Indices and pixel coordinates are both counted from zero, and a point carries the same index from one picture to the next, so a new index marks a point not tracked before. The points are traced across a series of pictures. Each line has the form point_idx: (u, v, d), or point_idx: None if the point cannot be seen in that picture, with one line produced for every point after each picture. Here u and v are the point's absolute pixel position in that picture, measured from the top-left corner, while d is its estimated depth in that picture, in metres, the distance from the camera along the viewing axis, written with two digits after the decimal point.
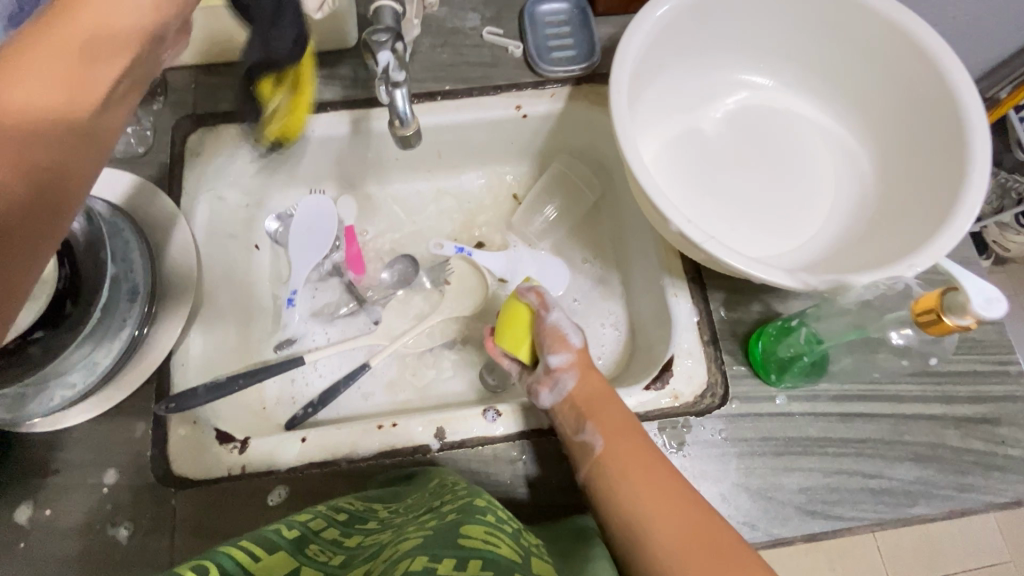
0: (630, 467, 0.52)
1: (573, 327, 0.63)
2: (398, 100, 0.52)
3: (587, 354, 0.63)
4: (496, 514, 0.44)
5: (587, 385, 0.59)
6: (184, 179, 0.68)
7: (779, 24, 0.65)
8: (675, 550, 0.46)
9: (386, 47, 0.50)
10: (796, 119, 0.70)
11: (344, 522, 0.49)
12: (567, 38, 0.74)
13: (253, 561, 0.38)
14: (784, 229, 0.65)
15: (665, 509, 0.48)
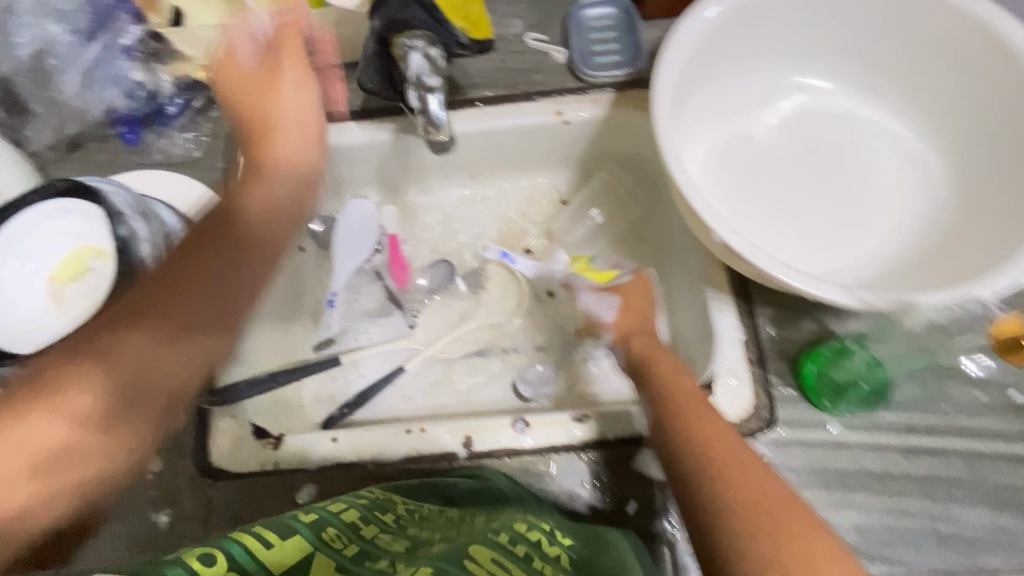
0: (710, 437, 0.48)
1: (606, 299, 0.69)
2: (431, 105, 0.52)
3: (630, 310, 0.67)
4: (513, 533, 0.42)
5: (647, 355, 0.60)
6: (237, 183, 0.72)
7: (842, 24, 0.61)
8: (759, 535, 0.41)
9: (419, 51, 0.51)
10: (861, 125, 0.65)
11: (368, 508, 0.47)
12: (613, 43, 0.73)
13: (265, 548, 0.37)
14: (842, 243, 0.60)
15: (750, 498, 0.43)
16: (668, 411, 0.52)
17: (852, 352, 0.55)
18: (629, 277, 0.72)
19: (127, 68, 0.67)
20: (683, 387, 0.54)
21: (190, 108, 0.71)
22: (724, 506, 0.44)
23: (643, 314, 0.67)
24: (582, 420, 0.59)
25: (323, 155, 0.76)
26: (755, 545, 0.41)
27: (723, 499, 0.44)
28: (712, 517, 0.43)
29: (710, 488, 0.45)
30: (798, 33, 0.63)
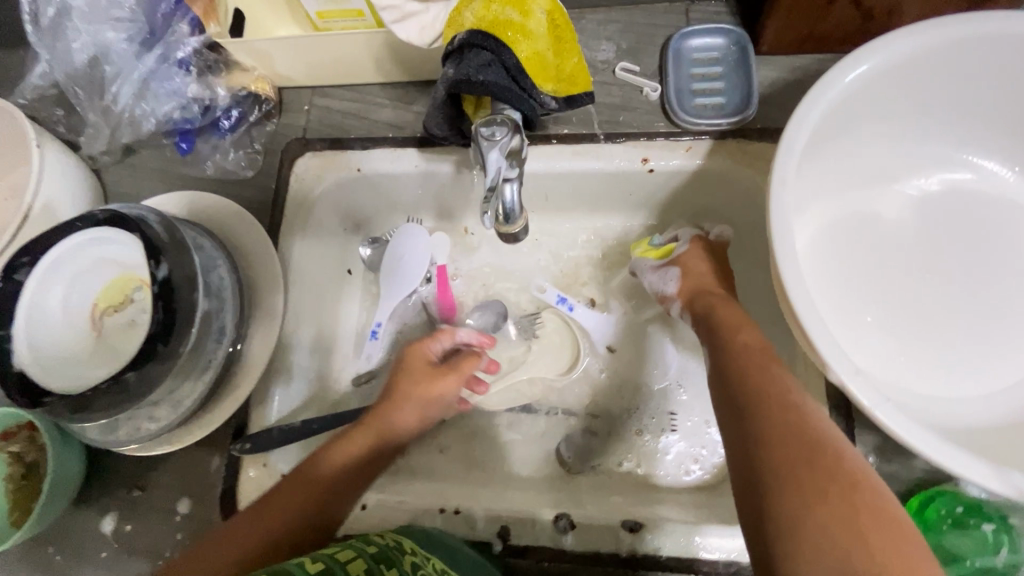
0: (760, 377, 0.44)
1: (669, 271, 0.62)
2: (506, 192, 0.44)
3: (695, 275, 0.60)
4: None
5: (715, 314, 0.55)
6: (287, 207, 0.67)
7: (1021, 93, 0.49)
8: (778, 470, 0.37)
9: (496, 146, 0.43)
10: (1018, 218, 0.53)
11: (375, 557, 0.42)
12: (717, 82, 0.62)
13: None
14: (978, 368, 0.49)
15: (818, 469, 0.36)
16: (733, 365, 0.47)
17: (973, 528, 0.46)
18: (689, 242, 0.63)
19: (183, 83, 0.63)
20: (756, 345, 0.48)
21: (245, 122, 0.67)
22: (781, 471, 0.37)
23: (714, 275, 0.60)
24: (636, 530, 0.52)
25: (377, 180, 0.70)
26: (778, 483, 0.36)
27: (786, 462, 0.37)
28: (767, 478, 0.37)
29: (770, 447, 0.38)
30: (958, 99, 0.51)
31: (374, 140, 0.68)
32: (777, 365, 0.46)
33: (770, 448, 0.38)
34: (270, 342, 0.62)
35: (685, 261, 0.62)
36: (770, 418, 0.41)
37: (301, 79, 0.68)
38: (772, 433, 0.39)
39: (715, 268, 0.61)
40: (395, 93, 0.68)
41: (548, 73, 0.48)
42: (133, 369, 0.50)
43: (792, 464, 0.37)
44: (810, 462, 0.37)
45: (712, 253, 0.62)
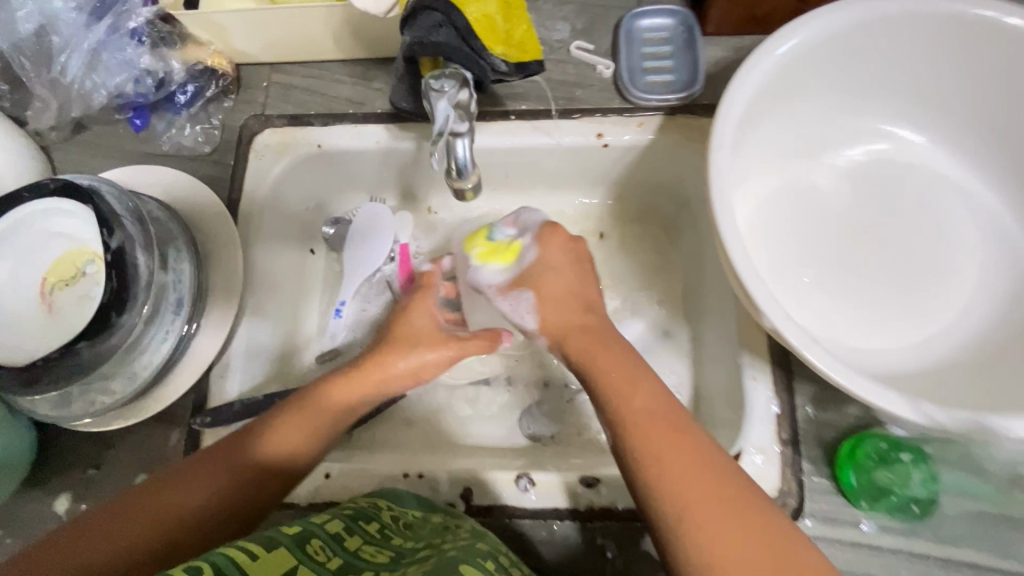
0: (650, 422, 0.44)
1: (521, 296, 0.57)
2: (457, 148, 0.45)
3: (550, 307, 0.56)
4: (497, 559, 0.45)
5: (591, 363, 0.50)
6: (246, 182, 0.67)
7: (936, 68, 0.53)
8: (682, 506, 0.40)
9: (444, 97, 0.45)
10: (937, 183, 0.57)
11: (354, 518, 0.48)
12: (666, 59, 0.65)
13: (251, 559, 0.37)
14: (902, 321, 0.53)
15: (721, 512, 0.40)
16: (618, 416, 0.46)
17: (901, 462, 0.49)
18: (536, 247, 0.59)
19: (135, 54, 0.62)
20: (640, 405, 0.46)
21: (202, 97, 0.67)
22: (683, 516, 0.40)
23: (576, 304, 0.56)
24: (593, 485, 0.54)
25: (337, 157, 0.70)
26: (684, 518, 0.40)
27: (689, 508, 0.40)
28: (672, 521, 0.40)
29: (673, 494, 0.41)
30: (882, 73, 0.55)
31: (335, 117, 0.68)
32: (661, 405, 0.46)
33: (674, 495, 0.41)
34: (228, 318, 0.62)
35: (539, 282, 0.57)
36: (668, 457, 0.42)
37: (259, 55, 0.68)
38: (673, 481, 0.41)
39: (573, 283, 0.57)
40: (354, 70, 0.69)
41: (497, 34, 0.49)
42: (86, 340, 0.50)
43: (690, 502, 0.40)
44: (712, 502, 0.40)
45: (572, 257, 0.58)
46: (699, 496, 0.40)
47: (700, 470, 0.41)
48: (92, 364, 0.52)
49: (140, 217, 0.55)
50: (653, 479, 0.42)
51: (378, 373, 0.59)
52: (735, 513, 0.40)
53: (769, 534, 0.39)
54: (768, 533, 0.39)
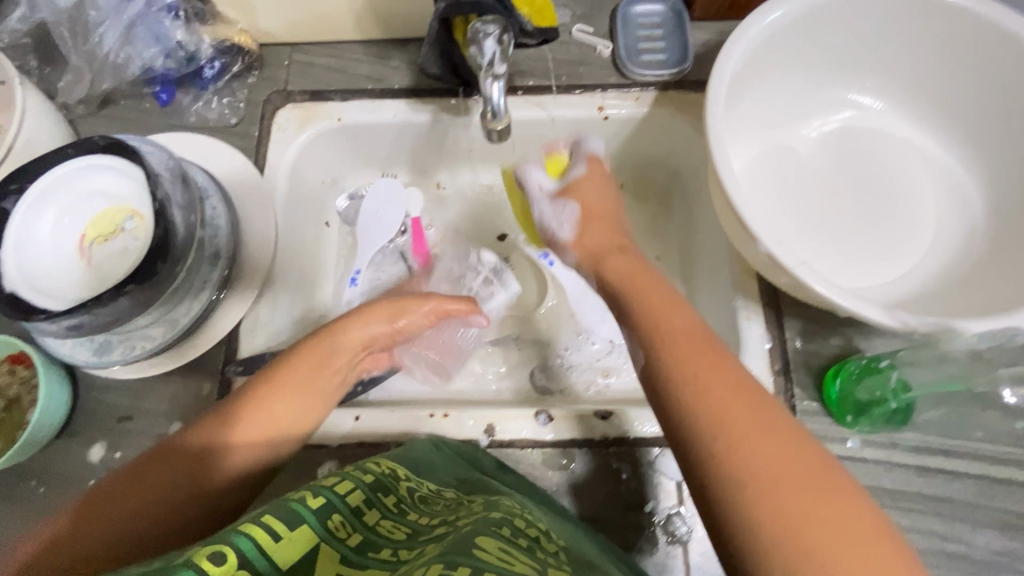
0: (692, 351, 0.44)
1: (565, 207, 0.63)
2: (495, 92, 0.55)
3: (590, 224, 0.61)
4: (512, 526, 0.41)
5: (625, 281, 0.53)
6: (268, 151, 0.70)
7: (896, 42, 0.61)
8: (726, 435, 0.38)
9: (491, 38, 0.54)
10: (898, 145, 0.65)
11: (373, 487, 0.45)
12: (659, 41, 0.72)
13: (272, 539, 0.34)
14: (874, 262, 0.60)
15: (756, 440, 0.38)
16: (653, 337, 0.46)
17: (882, 370, 0.54)
18: (584, 164, 0.66)
19: (170, 27, 0.66)
20: (680, 324, 0.46)
21: (228, 73, 0.71)
22: (720, 444, 0.38)
23: (605, 222, 0.62)
24: (607, 417, 0.59)
25: (354, 131, 0.74)
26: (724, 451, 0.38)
27: (718, 428, 0.39)
28: (701, 441, 0.39)
29: (702, 411, 0.40)
30: (849, 47, 0.62)
31: (354, 92, 0.73)
32: (696, 329, 0.46)
33: (705, 414, 0.40)
34: (259, 275, 0.65)
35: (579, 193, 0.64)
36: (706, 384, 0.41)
37: (283, 35, 0.72)
38: (706, 400, 0.40)
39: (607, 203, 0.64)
40: (371, 50, 0.74)
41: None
42: (134, 283, 0.52)
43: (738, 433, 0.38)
44: (744, 427, 0.38)
45: (603, 177, 0.65)
46: (732, 418, 0.39)
47: (736, 397, 0.40)
48: (135, 307, 0.54)
49: (182, 174, 0.59)
50: (686, 398, 0.41)
51: (388, 319, 0.62)
52: (769, 439, 0.38)
53: (806, 467, 0.37)
54: (806, 465, 0.37)
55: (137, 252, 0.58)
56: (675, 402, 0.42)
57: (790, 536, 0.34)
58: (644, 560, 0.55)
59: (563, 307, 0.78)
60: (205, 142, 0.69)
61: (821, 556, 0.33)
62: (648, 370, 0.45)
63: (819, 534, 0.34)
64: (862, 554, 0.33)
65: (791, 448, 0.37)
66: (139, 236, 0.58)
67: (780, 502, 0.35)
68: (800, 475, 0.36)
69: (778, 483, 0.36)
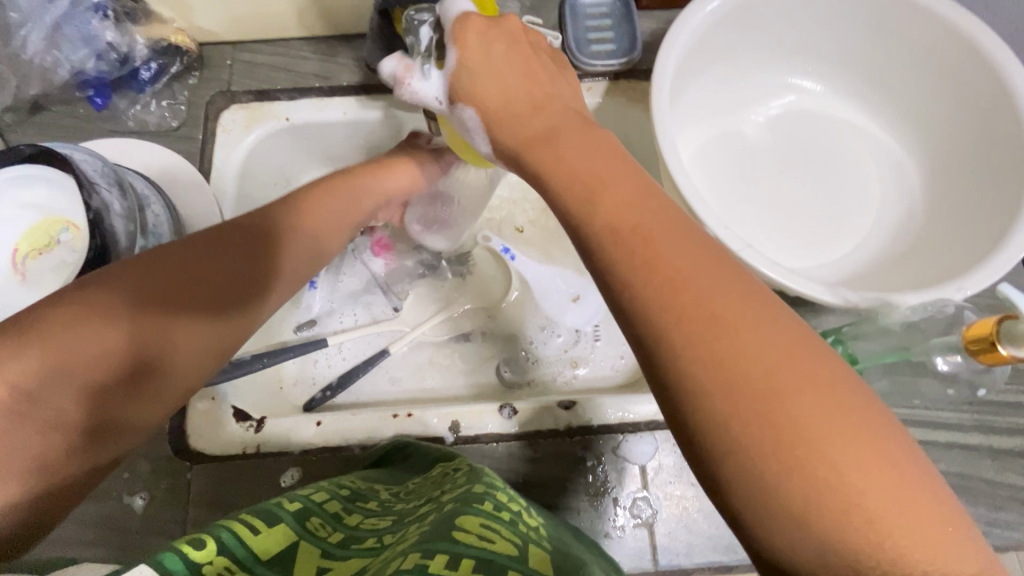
0: (659, 243, 0.31)
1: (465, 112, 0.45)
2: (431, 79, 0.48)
3: (501, 118, 0.43)
4: (494, 501, 0.42)
5: (558, 164, 0.37)
6: (213, 155, 0.68)
7: (833, 27, 0.62)
8: (719, 371, 0.27)
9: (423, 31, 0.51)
10: (840, 126, 0.67)
11: (348, 498, 0.45)
12: (608, 31, 0.72)
13: (253, 534, 0.34)
14: (820, 241, 0.62)
15: (764, 375, 0.27)
16: (599, 243, 0.32)
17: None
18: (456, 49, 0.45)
19: (100, 28, 0.63)
20: (632, 201, 0.33)
21: (166, 74, 0.68)
22: (713, 384, 0.27)
23: (524, 103, 0.42)
24: (570, 407, 0.60)
25: (304, 130, 0.73)
26: (719, 396, 0.27)
27: (716, 364, 0.27)
28: (690, 384, 0.28)
29: (692, 343, 0.28)
30: (791, 31, 0.64)
31: (300, 91, 0.71)
32: (655, 204, 0.33)
33: (692, 345, 0.28)
34: None
35: (479, 67, 0.44)
36: (687, 297, 0.29)
37: (223, 33, 0.70)
38: (696, 325, 0.28)
39: (518, 61, 0.44)
40: (317, 47, 0.72)
41: None
42: None
43: (735, 365, 0.27)
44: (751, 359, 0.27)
45: (505, 40, 0.45)
46: (731, 345, 0.28)
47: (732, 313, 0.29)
48: None
49: (118, 180, 0.56)
50: (666, 321, 0.29)
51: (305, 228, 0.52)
52: (787, 364, 0.27)
53: (828, 395, 0.27)
54: (832, 392, 0.27)
55: (74, 265, 0.55)
56: (650, 329, 0.29)
57: (822, 491, 0.26)
58: (611, 544, 0.56)
59: (526, 299, 0.78)
60: (145, 146, 0.66)
61: (858, 505, 0.26)
62: (604, 282, 0.32)
63: (856, 479, 0.26)
64: (904, 494, 0.26)
65: (812, 373, 0.28)
66: (75, 248, 0.56)
67: (809, 450, 0.26)
68: (827, 408, 0.27)
69: (801, 423, 0.26)
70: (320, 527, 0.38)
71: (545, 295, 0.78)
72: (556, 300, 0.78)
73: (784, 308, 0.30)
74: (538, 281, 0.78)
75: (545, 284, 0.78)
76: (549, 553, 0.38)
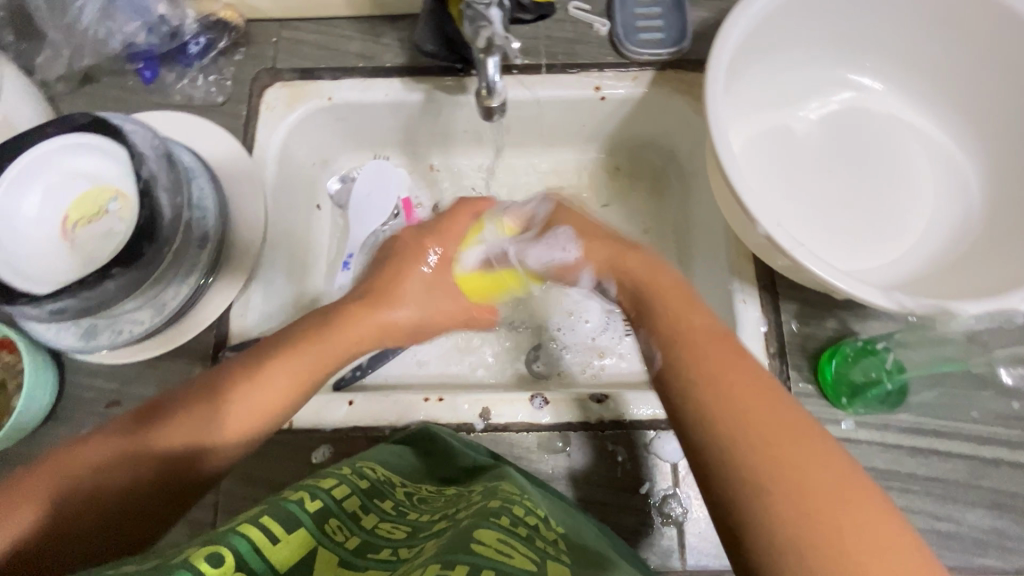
0: (710, 367, 0.42)
1: (556, 236, 0.62)
2: (489, 68, 0.53)
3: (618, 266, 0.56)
4: (512, 515, 0.40)
5: (652, 299, 0.50)
6: (257, 132, 0.68)
7: (899, 22, 0.60)
8: (758, 462, 0.36)
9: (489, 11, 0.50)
10: (899, 127, 0.64)
11: (367, 491, 0.44)
12: (657, 19, 0.70)
13: (271, 543, 0.33)
14: (871, 245, 0.59)
15: (791, 463, 0.35)
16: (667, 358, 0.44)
17: (877, 352, 0.55)
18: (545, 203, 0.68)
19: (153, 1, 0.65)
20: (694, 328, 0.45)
21: (213, 49, 0.69)
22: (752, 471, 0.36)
23: (628, 252, 0.57)
24: (602, 401, 0.59)
25: (345, 111, 0.72)
26: (757, 480, 0.35)
27: (755, 453, 0.36)
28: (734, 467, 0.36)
29: (735, 438, 0.37)
30: (852, 25, 0.61)
31: (343, 71, 0.70)
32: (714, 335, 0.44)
33: (733, 433, 0.38)
34: (248, 261, 0.64)
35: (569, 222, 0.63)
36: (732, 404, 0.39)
37: (270, 10, 0.70)
38: (736, 423, 0.38)
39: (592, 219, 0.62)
40: (363, 27, 0.72)
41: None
42: (119, 266, 0.51)
43: (769, 457, 0.36)
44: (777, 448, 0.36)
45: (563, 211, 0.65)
46: (761, 436, 0.37)
47: (766, 417, 0.38)
48: (123, 291, 0.54)
49: (168, 154, 0.57)
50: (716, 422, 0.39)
51: (389, 291, 0.58)
52: (807, 458, 0.36)
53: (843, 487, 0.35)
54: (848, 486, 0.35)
55: (123, 234, 0.56)
56: (703, 428, 0.39)
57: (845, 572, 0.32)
58: (638, 540, 0.55)
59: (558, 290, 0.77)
60: (191, 121, 0.67)
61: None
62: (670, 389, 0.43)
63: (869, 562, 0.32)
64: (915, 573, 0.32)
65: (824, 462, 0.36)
66: (124, 218, 0.57)
67: (828, 523, 0.33)
68: (839, 487, 0.35)
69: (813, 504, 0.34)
70: (337, 535, 0.37)
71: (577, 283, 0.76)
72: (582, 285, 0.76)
73: (799, 411, 0.39)
74: None
75: None
76: (572, 568, 0.37)
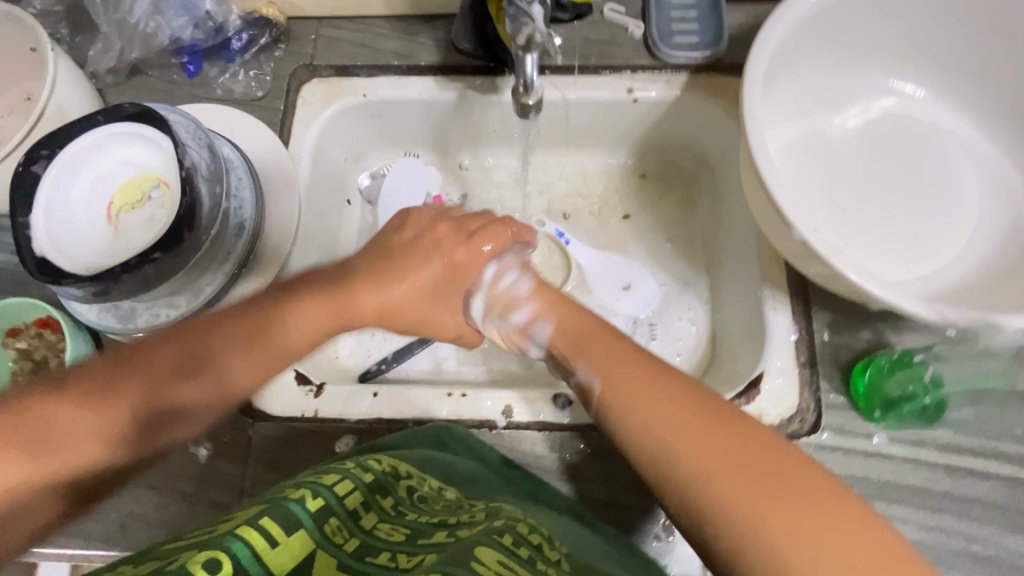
0: (653, 397, 0.44)
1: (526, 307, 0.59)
2: (527, 64, 0.53)
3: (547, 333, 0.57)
4: (514, 534, 0.40)
5: (576, 346, 0.53)
6: (293, 126, 0.70)
7: (944, 28, 0.59)
8: (717, 481, 0.38)
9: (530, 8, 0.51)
10: (942, 137, 0.63)
11: (370, 489, 0.43)
12: (692, 23, 0.69)
13: (269, 545, 0.33)
14: (908, 256, 0.58)
15: (750, 478, 0.38)
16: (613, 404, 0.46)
17: (913, 365, 0.54)
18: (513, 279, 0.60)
19: None
20: (624, 365, 0.48)
21: (255, 45, 0.71)
22: (714, 497, 0.38)
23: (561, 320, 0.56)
24: None
25: (379, 108, 0.74)
26: (725, 504, 0.37)
27: (719, 477, 0.38)
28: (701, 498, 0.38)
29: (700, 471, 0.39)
30: (896, 30, 0.60)
31: (379, 69, 0.72)
32: (653, 368, 0.47)
33: (695, 464, 0.39)
34: (281, 252, 0.64)
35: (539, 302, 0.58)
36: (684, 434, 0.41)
37: (311, 8, 0.72)
38: (695, 452, 0.40)
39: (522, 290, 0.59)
40: (399, 26, 0.73)
41: None
42: (160, 251, 0.53)
43: (730, 479, 0.38)
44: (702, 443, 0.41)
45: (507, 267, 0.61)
46: (721, 465, 0.39)
47: (721, 441, 0.40)
48: (161, 276, 0.55)
49: (209, 145, 0.58)
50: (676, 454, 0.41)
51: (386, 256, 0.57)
52: (764, 468, 0.38)
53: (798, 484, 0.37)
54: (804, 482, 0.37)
55: (165, 220, 0.58)
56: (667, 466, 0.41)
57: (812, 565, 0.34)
58: (659, 546, 0.55)
59: (583, 291, 0.76)
60: (230, 114, 0.69)
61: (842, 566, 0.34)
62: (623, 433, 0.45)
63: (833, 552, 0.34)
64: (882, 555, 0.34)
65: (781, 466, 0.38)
66: (165, 205, 0.59)
67: (791, 523, 0.35)
68: (796, 487, 0.37)
69: (764, 503, 0.37)
70: (335, 539, 0.36)
71: (603, 285, 0.76)
72: (608, 288, 0.76)
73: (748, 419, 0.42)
74: (596, 269, 0.77)
75: (606, 274, 0.77)
76: None
